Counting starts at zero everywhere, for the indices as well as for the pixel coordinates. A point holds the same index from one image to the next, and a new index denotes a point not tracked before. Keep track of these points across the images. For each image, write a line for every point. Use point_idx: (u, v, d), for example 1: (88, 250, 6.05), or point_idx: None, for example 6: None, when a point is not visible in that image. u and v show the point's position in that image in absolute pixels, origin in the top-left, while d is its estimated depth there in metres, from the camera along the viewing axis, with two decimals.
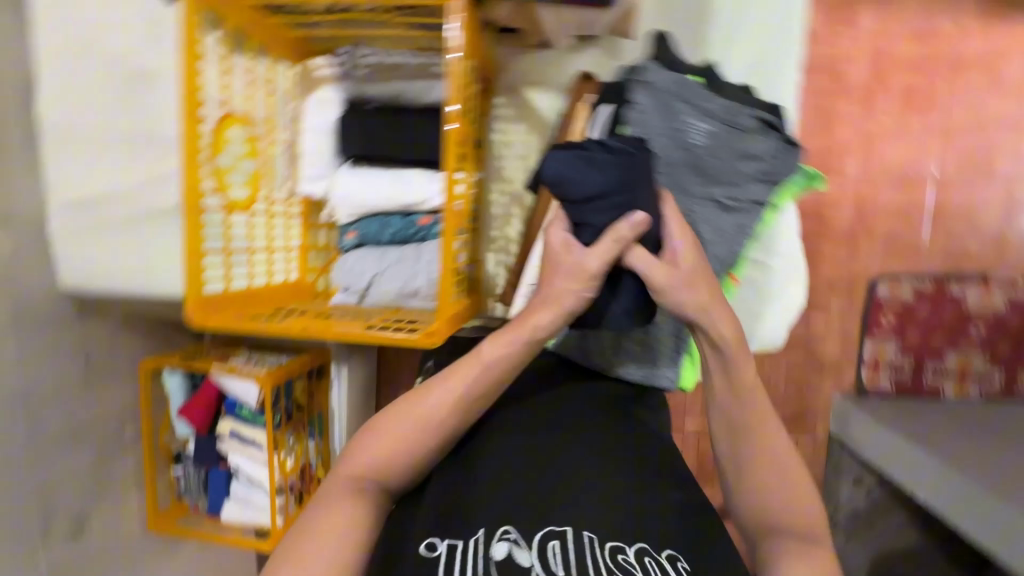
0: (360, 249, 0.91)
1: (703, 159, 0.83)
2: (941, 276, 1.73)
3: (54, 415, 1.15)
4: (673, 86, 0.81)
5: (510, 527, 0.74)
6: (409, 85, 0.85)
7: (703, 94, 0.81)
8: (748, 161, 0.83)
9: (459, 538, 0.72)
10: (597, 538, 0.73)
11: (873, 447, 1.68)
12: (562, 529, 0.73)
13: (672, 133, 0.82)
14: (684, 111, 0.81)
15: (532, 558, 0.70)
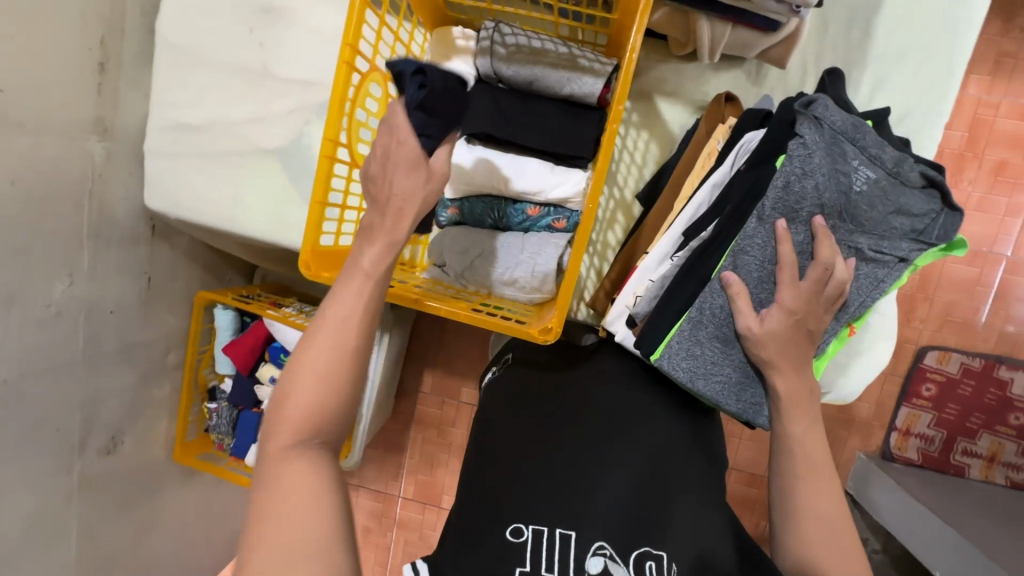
0: (461, 228, 0.90)
1: (855, 209, 0.67)
2: (991, 356, 1.71)
3: (112, 326, 1.15)
4: (842, 123, 0.65)
5: (604, 541, 0.67)
6: (548, 71, 0.82)
7: (873, 136, 0.65)
8: (906, 224, 0.67)
9: (546, 527, 0.67)
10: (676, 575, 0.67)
11: (886, 510, 1.63)
12: (649, 551, 0.68)
13: (830, 175, 0.65)
14: (852, 155, 0.65)
15: (630, 572, 0.65)
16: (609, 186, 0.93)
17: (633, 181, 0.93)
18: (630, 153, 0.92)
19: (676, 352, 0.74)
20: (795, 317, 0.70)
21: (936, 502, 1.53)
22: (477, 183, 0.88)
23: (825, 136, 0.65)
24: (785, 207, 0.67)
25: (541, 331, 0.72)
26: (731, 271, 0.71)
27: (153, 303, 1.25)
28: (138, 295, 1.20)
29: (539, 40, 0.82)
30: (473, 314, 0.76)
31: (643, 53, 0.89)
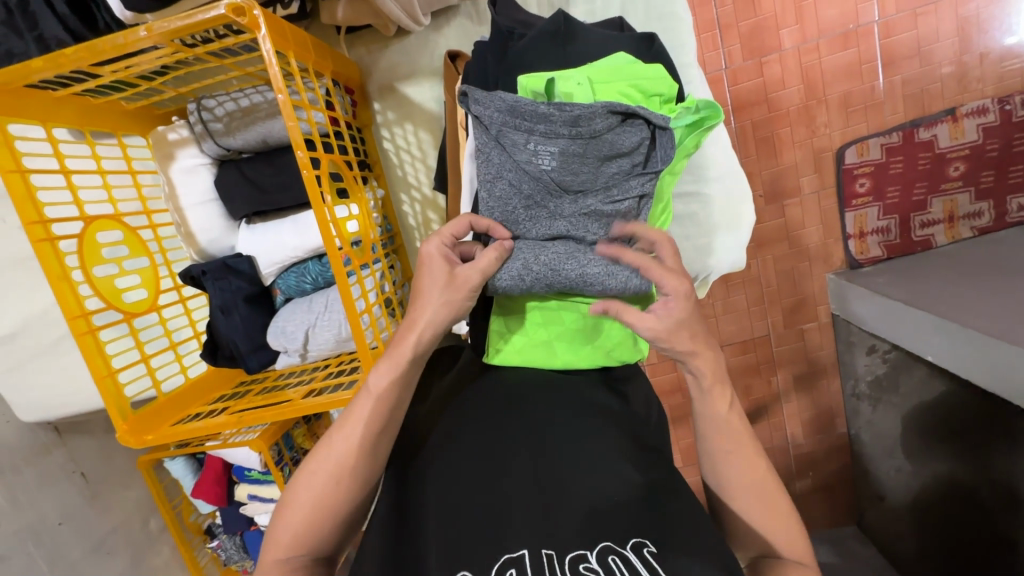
0: (290, 304, 0.87)
1: (563, 181, 0.68)
2: (907, 124, 1.64)
3: (70, 534, 1.17)
4: (504, 114, 0.66)
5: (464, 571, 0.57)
6: (270, 124, 0.77)
7: (538, 111, 0.66)
8: (618, 166, 0.69)
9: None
10: (559, 553, 0.58)
11: (875, 320, 1.59)
12: (517, 553, 0.57)
13: (519, 167, 0.67)
14: (525, 138, 0.67)
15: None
16: (405, 192, 0.89)
17: (424, 175, 0.88)
18: (406, 151, 0.87)
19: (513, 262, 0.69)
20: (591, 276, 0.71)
21: (908, 291, 1.51)
22: (275, 258, 0.83)
23: (490, 131, 0.67)
24: (500, 213, 0.69)
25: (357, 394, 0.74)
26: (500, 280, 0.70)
27: (100, 491, 1.25)
28: (79, 494, 1.21)
29: (245, 96, 0.77)
30: (300, 402, 0.77)
31: (362, 49, 0.82)
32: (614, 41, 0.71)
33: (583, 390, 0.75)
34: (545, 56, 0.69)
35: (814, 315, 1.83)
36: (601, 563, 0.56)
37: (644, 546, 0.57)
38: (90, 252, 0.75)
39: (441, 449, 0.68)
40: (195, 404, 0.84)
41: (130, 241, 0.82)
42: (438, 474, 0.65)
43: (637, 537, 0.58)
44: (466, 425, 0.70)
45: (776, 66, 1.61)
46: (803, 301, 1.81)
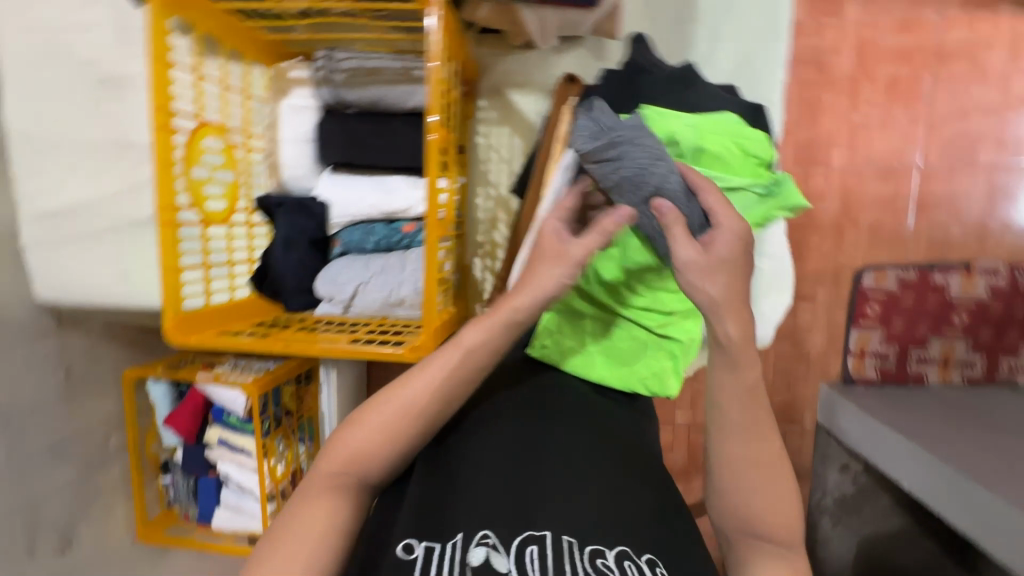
0: (345, 258, 0.89)
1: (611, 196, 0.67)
2: (925, 264, 1.74)
3: (35, 426, 1.13)
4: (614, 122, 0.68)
5: (489, 531, 0.60)
6: (389, 90, 0.82)
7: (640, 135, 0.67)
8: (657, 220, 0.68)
9: (438, 539, 0.60)
10: (579, 543, 0.60)
11: (858, 436, 1.64)
12: (541, 532, 0.60)
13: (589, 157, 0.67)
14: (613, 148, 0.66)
15: (511, 565, 0.57)
16: (483, 187, 0.94)
17: (505, 177, 0.93)
18: (495, 151, 0.93)
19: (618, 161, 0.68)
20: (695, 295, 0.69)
21: (895, 416, 1.57)
22: (348, 210, 0.87)
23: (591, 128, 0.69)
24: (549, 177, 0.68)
25: (413, 350, 0.75)
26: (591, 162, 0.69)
27: (77, 393, 1.22)
28: (57, 390, 1.18)
29: (372, 59, 0.82)
30: (349, 348, 0.77)
31: (485, 49, 0.89)
32: (729, 103, 0.74)
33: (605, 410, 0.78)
34: (663, 92, 0.73)
35: (799, 419, 1.87)
36: (618, 563, 0.58)
37: (657, 566, 0.59)
38: (193, 153, 0.76)
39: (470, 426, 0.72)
40: (239, 322, 0.84)
41: (228, 154, 0.83)
42: (477, 439, 0.70)
43: (649, 554, 0.60)
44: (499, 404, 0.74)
45: (821, 179, 1.72)
46: (792, 403, 1.86)
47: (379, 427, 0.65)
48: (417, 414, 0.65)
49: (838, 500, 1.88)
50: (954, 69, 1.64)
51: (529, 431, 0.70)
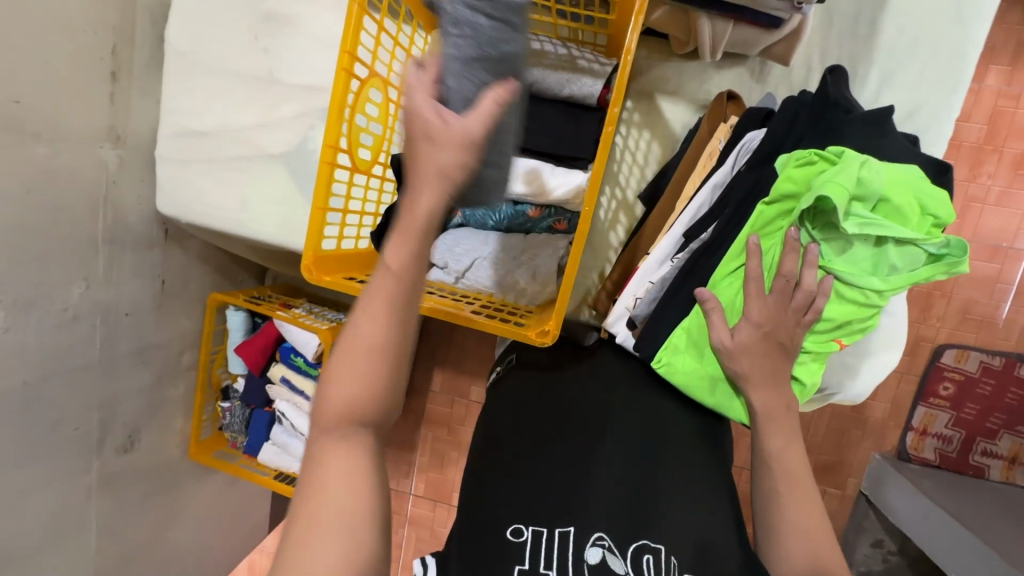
0: (463, 230, 0.91)
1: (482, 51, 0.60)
2: (1013, 355, 1.66)
3: (128, 328, 1.18)
4: None
5: (602, 534, 0.66)
6: (548, 74, 0.82)
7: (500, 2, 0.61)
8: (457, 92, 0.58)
9: (544, 530, 0.66)
10: (681, 566, 0.65)
11: (906, 515, 1.58)
12: (655, 544, 0.66)
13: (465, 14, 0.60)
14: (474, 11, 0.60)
15: (627, 566, 0.62)
16: (610, 186, 0.93)
17: (634, 181, 0.93)
18: (629, 154, 0.92)
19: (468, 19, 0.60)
20: (762, 331, 0.68)
21: (953, 503, 1.51)
22: None
23: None
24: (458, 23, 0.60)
25: (539, 333, 0.72)
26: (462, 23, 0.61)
27: (166, 305, 1.27)
28: (151, 299, 1.23)
29: (537, 41, 0.83)
30: (471, 317, 0.76)
31: (644, 52, 0.88)
32: (918, 155, 0.67)
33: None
34: (859, 140, 0.65)
35: (842, 484, 1.81)
36: None
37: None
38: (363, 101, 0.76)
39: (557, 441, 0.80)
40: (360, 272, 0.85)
41: (384, 107, 0.83)
42: (604, 463, 0.76)
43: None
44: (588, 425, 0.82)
45: None
46: (837, 466, 1.80)
47: (358, 375, 0.52)
48: (394, 350, 0.53)
49: (864, 573, 1.81)
50: None
51: (629, 459, 0.77)
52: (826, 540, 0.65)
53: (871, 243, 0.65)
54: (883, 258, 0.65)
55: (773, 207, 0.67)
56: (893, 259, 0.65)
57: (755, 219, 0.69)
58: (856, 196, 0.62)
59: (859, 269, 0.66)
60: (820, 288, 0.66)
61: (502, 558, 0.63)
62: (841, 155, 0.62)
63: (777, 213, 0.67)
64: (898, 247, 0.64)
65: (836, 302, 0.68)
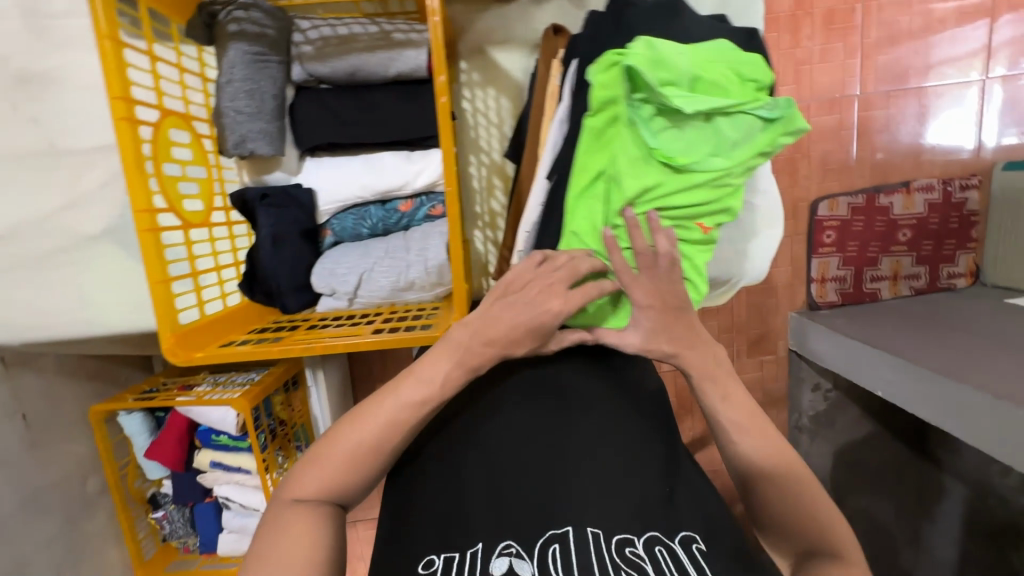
0: (340, 247, 0.84)
1: (270, 62, 0.73)
2: (870, 188, 1.86)
3: (2, 482, 1.01)
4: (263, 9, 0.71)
5: (511, 540, 0.66)
6: (367, 58, 0.75)
7: (266, 18, 0.72)
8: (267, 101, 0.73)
9: (455, 551, 0.66)
10: (604, 533, 0.67)
11: (830, 355, 1.76)
12: (563, 530, 0.67)
13: (251, 33, 0.71)
14: (252, 28, 0.71)
15: (535, 568, 0.63)
16: (474, 152, 0.89)
17: (497, 141, 0.89)
18: (482, 116, 0.88)
19: (248, 33, 0.71)
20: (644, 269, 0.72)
21: (861, 331, 1.70)
22: (338, 195, 0.81)
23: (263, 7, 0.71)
24: (251, 39, 0.71)
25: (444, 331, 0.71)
26: (250, 35, 0.71)
27: (41, 440, 1.10)
28: (19, 439, 1.05)
29: (344, 26, 0.75)
30: (371, 340, 0.73)
31: (459, 5, 0.83)
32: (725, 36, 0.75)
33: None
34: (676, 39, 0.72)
35: (774, 349, 1.98)
36: (649, 550, 0.66)
37: (692, 543, 0.67)
38: (164, 147, 0.68)
39: (486, 433, 0.78)
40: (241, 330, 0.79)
41: (196, 147, 0.75)
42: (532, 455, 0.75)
43: (653, 533, 0.68)
44: (506, 416, 0.80)
45: None
46: (765, 335, 1.96)
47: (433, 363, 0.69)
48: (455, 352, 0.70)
49: (814, 417, 2.02)
50: None
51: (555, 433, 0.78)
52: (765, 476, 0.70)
53: (702, 122, 0.70)
54: (718, 134, 0.70)
55: (598, 118, 0.73)
56: (728, 132, 0.70)
57: (586, 134, 0.74)
58: (671, 79, 0.67)
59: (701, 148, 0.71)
60: (673, 175, 0.71)
61: None
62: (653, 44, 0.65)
63: (603, 122, 0.72)
64: (725, 116, 0.69)
65: (688, 189, 0.72)
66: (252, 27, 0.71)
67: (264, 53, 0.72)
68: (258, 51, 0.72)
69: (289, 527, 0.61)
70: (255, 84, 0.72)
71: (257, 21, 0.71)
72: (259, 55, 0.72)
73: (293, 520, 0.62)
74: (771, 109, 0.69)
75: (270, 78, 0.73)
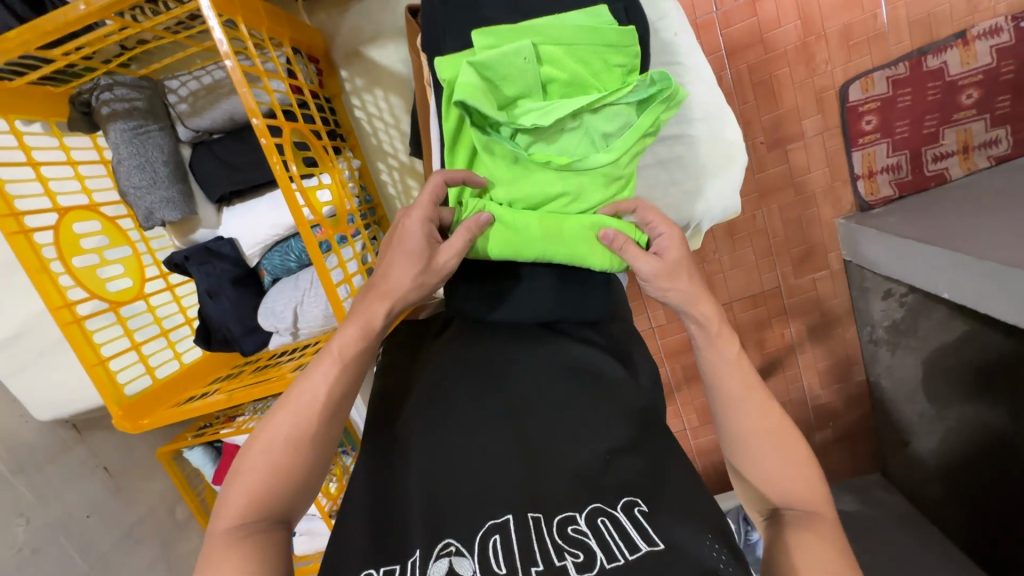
0: (278, 284, 0.88)
1: (152, 131, 0.77)
2: (914, 52, 1.54)
3: (99, 525, 1.21)
4: (131, 80, 0.75)
5: (450, 539, 0.57)
6: (236, 100, 0.77)
7: (136, 91, 0.75)
8: (160, 168, 0.77)
9: (396, 563, 0.57)
10: (545, 517, 0.58)
11: (888, 260, 1.54)
12: (502, 519, 0.58)
13: (126, 108, 0.74)
14: (126, 103, 0.74)
15: (476, 566, 0.54)
16: (380, 157, 0.96)
17: (399, 141, 0.95)
18: (378, 119, 0.94)
19: (121, 108, 0.74)
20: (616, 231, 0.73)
21: (921, 227, 1.45)
22: (259, 238, 0.84)
23: (132, 80, 0.75)
24: (126, 113, 0.74)
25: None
26: (125, 109, 0.74)
27: (124, 485, 1.29)
28: (104, 488, 1.24)
29: (209, 74, 0.77)
30: (294, 375, 0.79)
31: (323, 15, 0.87)
32: None
33: (572, 349, 0.75)
34: None
35: (825, 264, 1.77)
36: (591, 525, 0.57)
37: (634, 506, 0.58)
38: (68, 244, 0.89)
39: (428, 421, 0.68)
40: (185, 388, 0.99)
41: (108, 231, 0.97)
42: (470, 445, 0.66)
43: (597, 504, 0.59)
44: (447, 400, 0.70)
45: (771, 4, 1.51)
46: (812, 250, 1.75)
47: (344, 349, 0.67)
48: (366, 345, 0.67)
49: (890, 328, 1.76)
50: None
51: (494, 406, 0.69)
52: (773, 428, 0.68)
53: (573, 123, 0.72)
54: (592, 130, 0.72)
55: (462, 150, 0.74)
56: (601, 126, 0.72)
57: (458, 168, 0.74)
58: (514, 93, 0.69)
59: (580, 150, 0.73)
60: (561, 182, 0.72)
61: None
62: (481, 60, 0.66)
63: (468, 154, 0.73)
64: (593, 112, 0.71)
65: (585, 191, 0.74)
66: (125, 102, 0.74)
67: (143, 123, 0.76)
68: (137, 123, 0.75)
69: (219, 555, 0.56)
70: (144, 155, 0.76)
71: (127, 95, 0.75)
72: (140, 126, 0.75)
73: (222, 547, 0.57)
74: (641, 89, 0.70)
75: (156, 146, 0.77)
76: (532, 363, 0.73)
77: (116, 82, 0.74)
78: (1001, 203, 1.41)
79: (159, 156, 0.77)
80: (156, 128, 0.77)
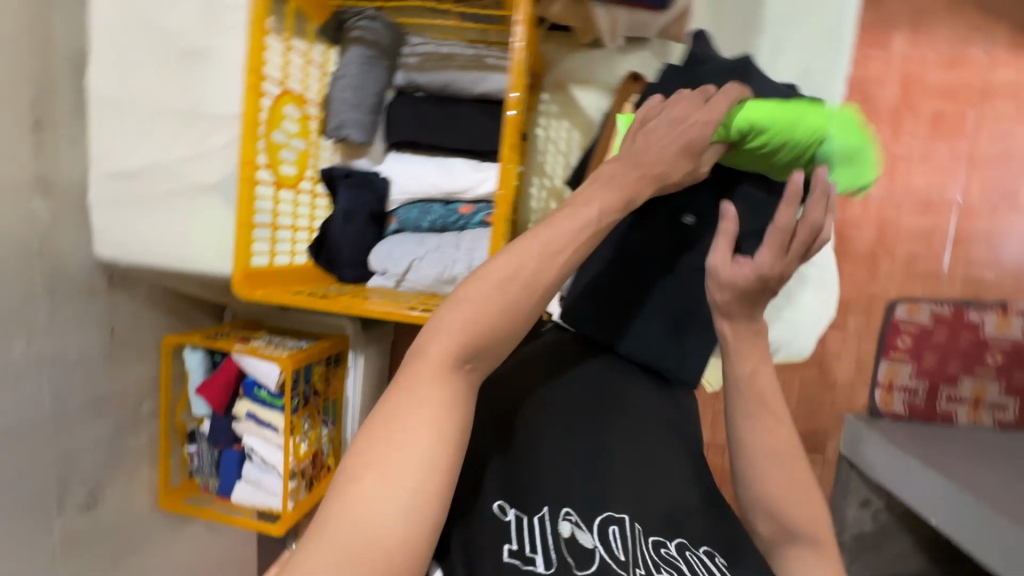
0: (400, 235, 0.93)
1: (378, 64, 0.88)
2: (960, 301, 1.72)
3: (78, 380, 1.16)
4: (389, 21, 0.87)
5: (570, 509, 0.65)
6: (460, 75, 0.87)
7: (388, 31, 0.87)
8: (367, 95, 0.88)
9: (526, 511, 0.63)
10: (644, 530, 0.65)
11: (884, 469, 1.62)
12: (620, 515, 0.65)
13: (370, 39, 0.86)
14: (373, 36, 0.86)
15: (596, 539, 0.62)
16: (538, 173, 1.06)
17: (561, 168, 1.05)
18: (555, 143, 1.05)
19: (369, 39, 0.86)
20: (767, 261, 0.69)
21: (926, 453, 1.54)
22: (411, 190, 0.92)
23: (390, 22, 0.87)
24: (370, 43, 0.86)
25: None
26: (370, 42, 0.86)
27: (118, 353, 1.25)
28: (101, 348, 1.20)
29: (447, 46, 0.88)
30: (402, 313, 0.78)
31: (552, 46, 1.02)
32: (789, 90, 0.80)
33: (654, 400, 0.80)
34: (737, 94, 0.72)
35: (822, 449, 1.83)
36: (682, 554, 0.64)
37: (714, 555, 0.65)
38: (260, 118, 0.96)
39: (544, 381, 0.77)
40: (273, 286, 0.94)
41: None
42: (575, 429, 0.73)
43: (682, 538, 0.66)
44: (558, 378, 0.78)
45: (858, 207, 1.71)
46: (816, 431, 1.82)
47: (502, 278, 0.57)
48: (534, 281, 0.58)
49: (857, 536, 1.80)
50: (998, 108, 1.64)
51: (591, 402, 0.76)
52: (787, 451, 0.72)
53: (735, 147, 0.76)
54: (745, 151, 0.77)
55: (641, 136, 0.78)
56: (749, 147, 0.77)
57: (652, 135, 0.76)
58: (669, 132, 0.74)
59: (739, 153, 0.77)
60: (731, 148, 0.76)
61: (490, 536, 0.59)
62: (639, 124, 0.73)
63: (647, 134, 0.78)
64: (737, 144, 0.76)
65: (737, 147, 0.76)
66: (375, 35, 0.86)
67: (377, 57, 0.87)
68: (372, 54, 0.87)
69: (407, 422, 0.53)
70: (362, 79, 0.87)
71: (380, 30, 0.86)
72: (373, 57, 0.87)
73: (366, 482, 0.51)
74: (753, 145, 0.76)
75: (375, 77, 0.88)
76: (624, 392, 0.79)
77: (377, 19, 0.86)
78: (999, 461, 1.51)
79: (371, 85, 0.88)
80: (383, 65, 0.88)
